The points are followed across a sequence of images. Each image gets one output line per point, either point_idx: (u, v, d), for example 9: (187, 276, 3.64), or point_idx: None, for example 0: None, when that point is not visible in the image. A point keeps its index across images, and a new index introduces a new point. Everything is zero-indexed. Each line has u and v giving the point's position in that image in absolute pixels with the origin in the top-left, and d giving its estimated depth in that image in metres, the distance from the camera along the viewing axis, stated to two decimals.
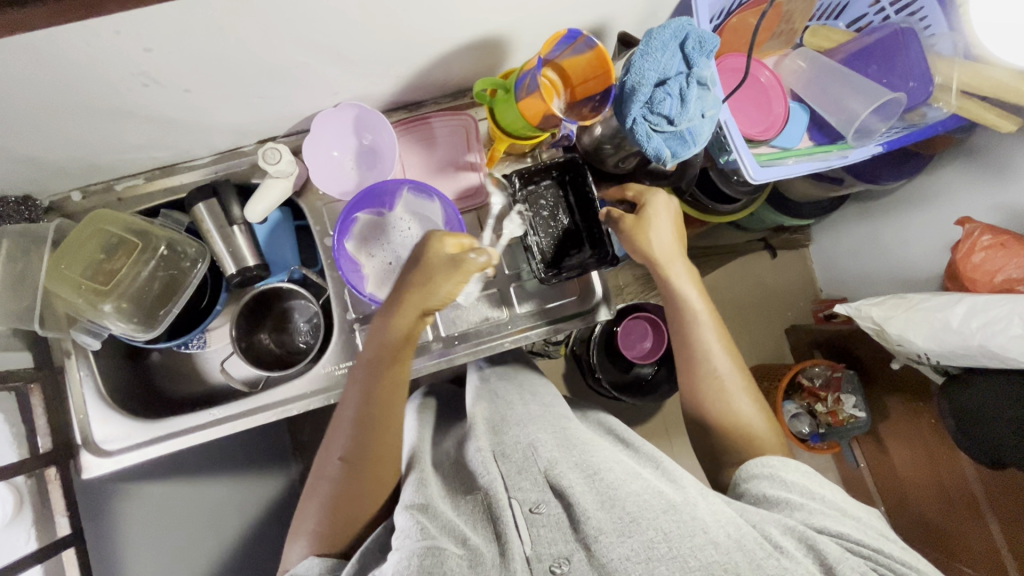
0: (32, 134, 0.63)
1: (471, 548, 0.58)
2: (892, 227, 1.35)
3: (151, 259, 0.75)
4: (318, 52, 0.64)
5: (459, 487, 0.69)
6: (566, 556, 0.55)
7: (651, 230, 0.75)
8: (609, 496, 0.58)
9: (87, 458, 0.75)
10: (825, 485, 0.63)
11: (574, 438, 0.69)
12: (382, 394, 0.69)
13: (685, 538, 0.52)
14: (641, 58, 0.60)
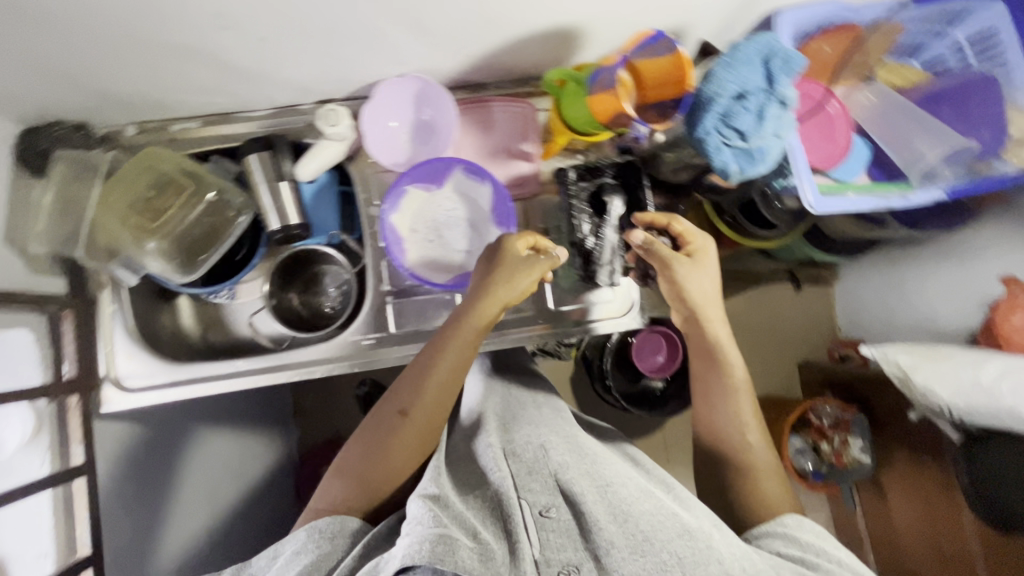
0: (103, 62, 0.63)
1: (482, 543, 0.56)
2: (926, 276, 1.33)
3: (198, 205, 0.75)
4: (398, 19, 0.63)
5: (471, 481, 0.69)
6: (575, 564, 0.56)
7: (699, 277, 0.75)
8: (623, 514, 0.59)
9: (109, 391, 0.76)
10: (837, 547, 0.64)
11: (583, 446, 0.71)
12: (457, 370, 0.71)
13: (697, 566, 0.53)
14: (722, 69, 0.60)
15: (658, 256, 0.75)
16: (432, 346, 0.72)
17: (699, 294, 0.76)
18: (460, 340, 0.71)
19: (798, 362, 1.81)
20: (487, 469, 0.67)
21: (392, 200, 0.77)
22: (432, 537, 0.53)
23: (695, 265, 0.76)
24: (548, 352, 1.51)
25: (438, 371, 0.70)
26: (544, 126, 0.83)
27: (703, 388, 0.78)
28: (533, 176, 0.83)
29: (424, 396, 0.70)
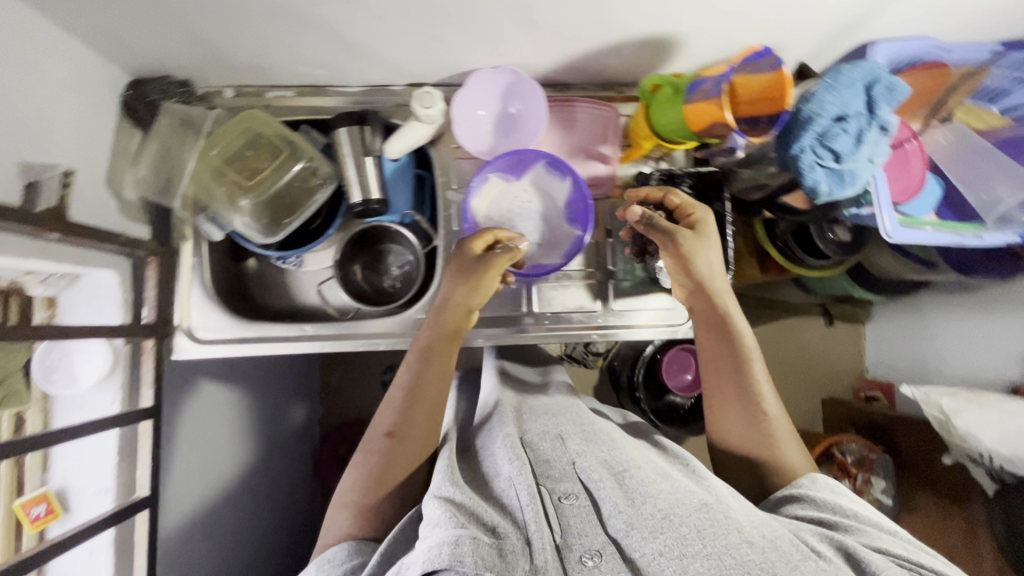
0: (226, 23, 0.66)
1: (500, 538, 0.53)
2: (966, 323, 1.33)
3: (291, 169, 0.78)
4: (512, 11, 0.66)
5: (483, 478, 0.66)
6: (596, 549, 0.53)
7: (706, 251, 0.71)
8: (636, 499, 0.55)
9: (182, 340, 0.78)
10: (855, 502, 0.61)
11: (599, 433, 0.69)
12: (439, 378, 0.72)
13: (718, 536, 0.49)
14: (825, 91, 0.61)
15: (658, 233, 0.72)
16: (412, 358, 0.73)
17: (711, 271, 0.72)
18: (445, 340, 0.73)
19: (824, 397, 1.79)
20: (502, 455, 0.66)
21: (474, 185, 0.78)
22: (450, 538, 0.50)
23: (701, 237, 0.72)
24: (576, 359, 1.52)
25: (421, 380, 0.71)
26: (624, 131, 0.85)
27: (713, 372, 0.72)
28: (609, 177, 0.85)
29: (412, 408, 0.69)
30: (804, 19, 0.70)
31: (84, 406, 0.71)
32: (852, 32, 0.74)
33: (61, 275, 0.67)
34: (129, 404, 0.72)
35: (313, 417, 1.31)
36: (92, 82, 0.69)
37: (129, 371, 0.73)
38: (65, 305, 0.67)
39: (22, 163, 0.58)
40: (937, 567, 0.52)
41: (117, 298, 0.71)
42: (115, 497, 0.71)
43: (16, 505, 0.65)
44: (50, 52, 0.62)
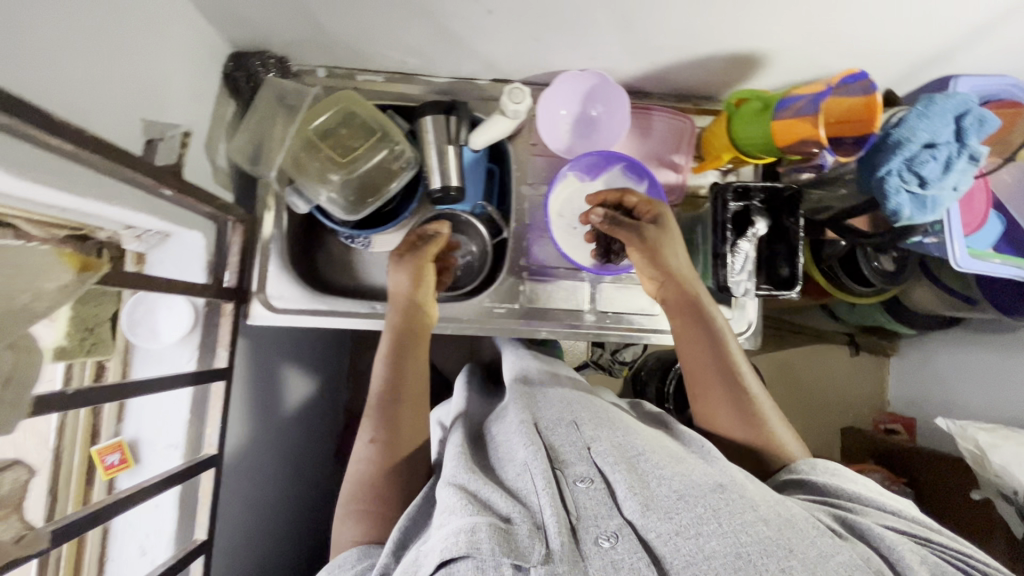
0: (341, 7, 0.69)
1: (514, 523, 0.52)
2: (999, 363, 1.34)
3: (380, 151, 0.80)
4: (617, 17, 0.68)
5: (494, 462, 0.64)
6: (613, 531, 0.52)
7: (672, 244, 0.76)
8: (650, 481, 0.55)
9: (256, 307, 0.80)
10: (856, 482, 0.62)
11: (614, 419, 0.67)
12: (407, 368, 0.74)
13: (736, 514, 0.50)
14: (916, 118, 0.63)
15: (625, 231, 0.76)
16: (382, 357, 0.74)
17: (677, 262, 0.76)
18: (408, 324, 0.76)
19: (842, 427, 1.74)
20: (518, 438, 0.64)
21: (552, 182, 0.81)
22: (467, 526, 0.49)
23: (665, 230, 0.77)
24: (602, 367, 1.52)
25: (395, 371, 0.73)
26: (698, 142, 0.87)
27: (694, 364, 0.74)
28: (679, 186, 0.87)
29: (390, 406, 0.70)
30: (892, 46, 0.72)
31: (161, 359, 0.73)
32: (936, 64, 0.76)
33: (155, 233, 0.72)
34: (204, 364, 0.74)
35: (341, 401, 1.32)
36: (201, 50, 0.72)
37: (206, 332, 0.74)
38: (153, 261, 0.74)
39: (145, 120, 0.61)
40: (936, 538, 0.53)
41: (201, 259, 0.74)
42: (183, 453, 0.72)
43: (95, 451, 0.69)
44: (173, 17, 0.65)
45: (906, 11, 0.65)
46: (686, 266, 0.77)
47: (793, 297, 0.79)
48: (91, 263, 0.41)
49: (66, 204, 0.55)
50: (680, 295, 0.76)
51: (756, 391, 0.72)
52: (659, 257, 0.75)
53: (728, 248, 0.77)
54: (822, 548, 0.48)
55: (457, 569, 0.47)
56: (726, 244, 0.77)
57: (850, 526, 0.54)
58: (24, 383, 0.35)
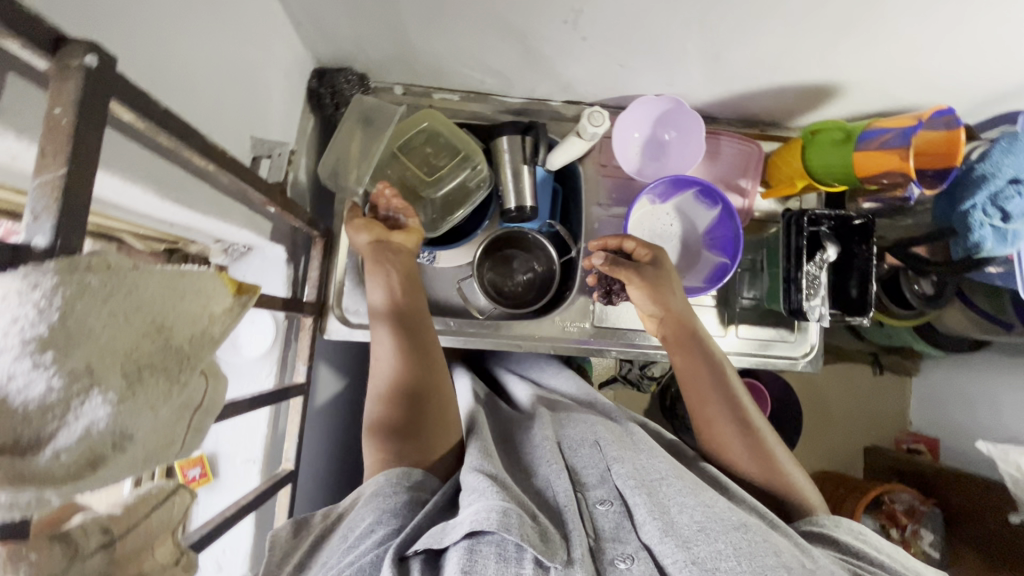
0: (437, 29, 0.70)
1: (540, 522, 0.52)
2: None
3: (461, 171, 0.81)
4: (707, 46, 0.70)
5: (523, 470, 0.65)
6: (631, 553, 0.52)
7: (667, 291, 0.77)
8: (671, 508, 0.55)
9: (331, 322, 0.80)
10: (879, 550, 0.60)
11: (638, 443, 0.68)
12: (422, 363, 0.69)
13: (756, 557, 0.49)
14: (1001, 153, 0.64)
15: (625, 269, 0.77)
16: (389, 352, 0.69)
17: (674, 305, 0.78)
18: (416, 325, 0.72)
19: (866, 445, 1.74)
20: (541, 456, 0.65)
21: (630, 205, 0.82)
22: (498, 506, 0.49)
23: (661, 271, 0.78)
24: (631, 382, 1.53)
25: (404, 363, 0.68)
26: (765, 167, 0.89)
27: (696, 394, 0.75)
28: (745, 210, 0.88)
29: (412, 400, 0.65)
30: (969, 82, 0.75)
31: (241, 374, 0.72)
32: (1008, 100, 0.78)
33: (240, 247, 0.72)
34: (281, 378, 0.74)
35: None
36: (292, 67, 0.73)
37: (284, 347, 0.74)
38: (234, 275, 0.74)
39: (252, 137, 0.62)
40: None
41: (282, 273, 0.75)
42: (261, 470, 0.72)
43: (177, 464, 0.67)
44: (274, 34, 0.65)
45: (992, 49, 0.67)
46: (681, 304, 0.79)
47: (866, 322, 0.80)
48: (246, 286, 0.38)
49: (179, 220, 0.56)
50: (679, 335, 0.77)
51: (758, 422, 0.73)
52: (658, 295, 0.77)
53: (802, 273, 0.78)
54: None
55: (480, 549, 0.48)
56: (801, 269, 0.78)
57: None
58: (209, 408, 0.35)
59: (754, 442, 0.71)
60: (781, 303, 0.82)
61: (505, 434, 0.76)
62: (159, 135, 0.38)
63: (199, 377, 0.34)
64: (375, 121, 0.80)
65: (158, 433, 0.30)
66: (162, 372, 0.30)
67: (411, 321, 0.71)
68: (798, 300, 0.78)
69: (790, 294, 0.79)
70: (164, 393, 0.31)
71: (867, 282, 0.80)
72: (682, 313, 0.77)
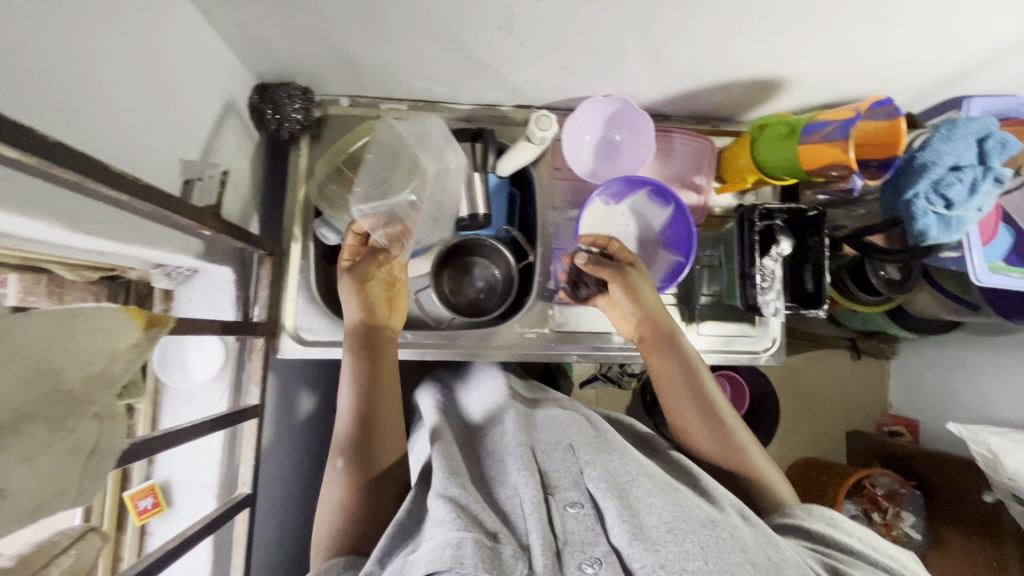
0: (373, 41, 0.68)
1: (499, 543, 0.51)
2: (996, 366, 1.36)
3: (410, 181, 0.80)
4: (647, 45, 0.69)
5: (489, 481, 0.63)
6: (598, 557, 0.51)
7: (645, 289, 0.77)
8: (640, 510, 0.54)
9: (285, 341, 0.78)
10: (854, 535, 0.60)
11: (610, 442, 0.67)
12: (379, 389, 0.68)
13: (723, 555, 0.49)
14: (941, 141, 0.65)
15: (607, 270, 0.77)
16: (352, 395, 0.67)
17: (649, 304, 0.77)
18: (384, 365, 0.70)
19: (848, 430, 1.72)
20: (510, 463, 0.63)
21: (582, 207, 0.82)
22: (452, 540, 0.49)
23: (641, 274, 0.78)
24: (611, 380, 1.52)
25: (368, 398, 0.67)
26: (719, 163, 0.88)
27: (673, 396, 0.74)
28: (701, 206, 0.88)
29: (370, 430, 0.66)
30: (913, 71, 0.74)
31: (192, 400, 0.71)
32: (954, 86, 0.78)
33: (185, 270, 0.70)
34: (234, 401, 0.72)
35: None
36: (228, 84, 0.71)
37: (236, 368, 0.73)
38: (181, 299, 0.73)
39: (181, 160, 0.61)
40: None
41: (231, 295, 0.74)
42: (217, 495, 0.71)
43: (128, 496, 0.66)
44: (202, 51, 0.64)
45: (930, 39, 0.67)
46: (658, 305, 0.78)
47: (820, 314, 0.80)
48: (156, 318, 0.40)
49: (109, 250, 0.54)
50: (658, 333, 0.76)
51: (734, 421, 0.73)
52: (636, 295, 0.76)
53: (756, 268, 0.78)
54: None
55: None
56: (754, 264, 0.78)
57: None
58: (108, 451, 0.35)
59: (731, 445, 0.70)
60: (738, 299, 0.82)
61: (472, 442, 0.73)
62: (52, 170, 0.37)
63: (93, 420, 0.34)
64: (394, 180, 0.78)
65: (46, 483, 0.30)
66: (42, 420, 0.30)
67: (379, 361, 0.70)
68: (752, 295, 0.78)
69: (746, 289, 0.79)
70: (50, 441, 0.31)
71: (821, 274, 0.79)
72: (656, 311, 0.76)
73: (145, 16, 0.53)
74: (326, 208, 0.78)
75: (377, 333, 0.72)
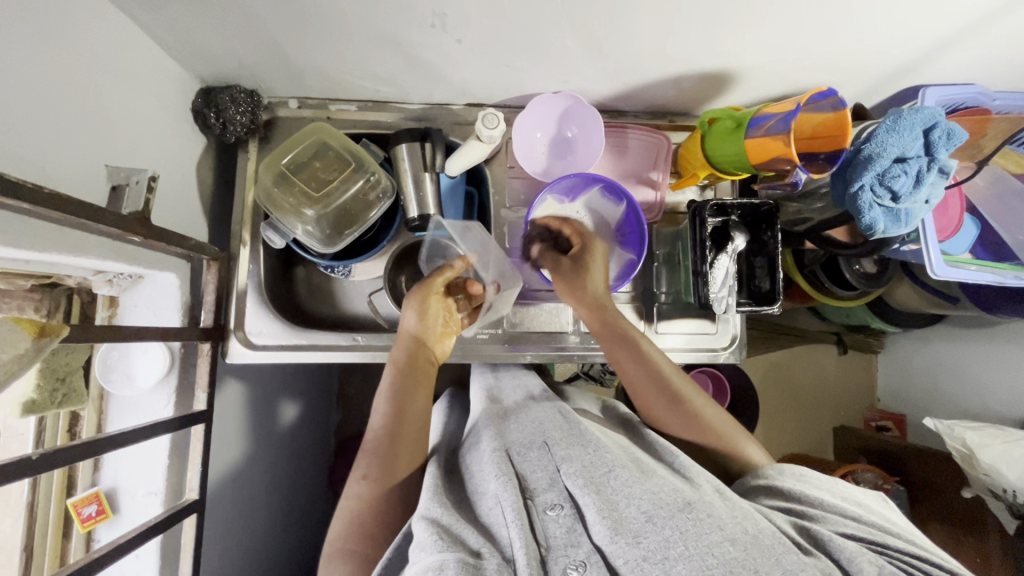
0: (308, 41, 0.68)
1: (482, 559, 0.49)
2: (970, 357, 1.33)
3: (356, 181, 0.80)
4: (586, 40, 0.68)
5: (470, 499, 0.62)
6: (582, 560, 0.50)
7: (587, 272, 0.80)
8: (618, 502, 0.53)
9: (236, 344, 0.79)
10: (821, 488, 0.59)
11: (584, 433, 0.65)
12: (408, 401, 0.72)
13: (702, 536, 0.47)
14: (886, 132, 0.63)
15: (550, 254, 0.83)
16: (384, 418, 0.70)
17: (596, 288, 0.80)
18: (417, 396, 0.73)
19: (835, 425, 1.68)
20: (487, 471, 0.62)
21: (532, 205, 0.81)
22: (434, 563, 0.47)
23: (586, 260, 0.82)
24: (593, 378, 1.49)
25: (395, 413, 0.71)
26: (674, 159, 0.88)
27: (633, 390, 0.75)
28: (658, 203, 0.88)
29: (394, 442, 0.68)
30: (861, 62, 0.73)
31: (138, 406, 0.71)
32: (908, 75, 0.77)
33: (127, 277, 0.69)
34: (182, 406, 0.73)
35: (329, 424, 1.29)
36: (167, 88, 0.71)
37: (183, 374, 0.73)
38: (126, 305, 0.71)
39: (109, 166, 0.60)
40: (904, 548, 0.50)
41: (176, 300, 0.72)
42: (165, 501, 0.71)
43: (71, 504, 0.67)
44: (131, 55, 0.63)
45: (873, 29, 0.65)
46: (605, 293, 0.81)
47: (775, 312, 0.79)
48: (49, 326, 0.39)
49: (31, 259, 0.54)
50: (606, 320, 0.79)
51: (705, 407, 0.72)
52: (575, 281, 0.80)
53: (707, 265, 0.77)
54: (787, 567, 0.46)
55: None
56: (706, 262, 0.77)
57: (812, 538, 0.51)
58: None
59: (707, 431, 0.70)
60: (692, 296, 0.81)
61: (450, 460, 0.73)
62: None
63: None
64: (375, 205, 0.81)
65: None
66: None
67: (415, 390, 0.73)
68: (704, 293, 0.77)
69: (698, 287, 0.78)
70: None
71: (775, 271, 0.78)
72: (602, 295, 0.80)
73: (61, 21, 0.53)
74: (270, 210, 0.77)
75: (415, 360, 0.75)
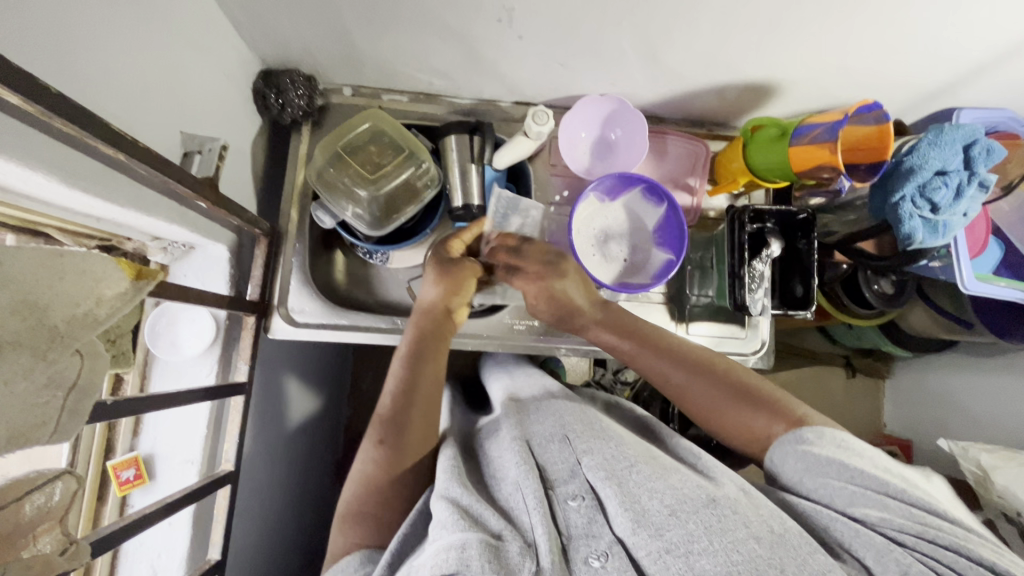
0: (375, 31, 0.70)
1: (507, 539, 0.51)
2: (980, 384, 1.34)
3: (407, 168, 0.82)
4: (641, 45, 0.71)
5: (489, 481, 0.63)
6: (604, 550, 0.51)
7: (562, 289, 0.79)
8: (640, 495, 0.52)
9: (278, 320, 0.80)
10: (862, 460, 0.56)
11: (606, 429, 0.65)
12: (423, 357, 0.73)
13: (727, 532, 0.48)
14: (928, 146, 0.66)
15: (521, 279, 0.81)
16: (398, 381, 0.71)
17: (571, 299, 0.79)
18: (419, 412, 0.69)
19: None
20: (507, 456, 0.63)
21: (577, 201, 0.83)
22: (456, 543, 0.48)
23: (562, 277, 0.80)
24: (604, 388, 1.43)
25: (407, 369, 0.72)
26: (711, 166, 0.91)
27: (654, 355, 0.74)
28: (693, 208, 0.90)
29: (407, 406, 0.69)
30: (901, 82, 0.76)
31: (181, 374, 0.72)
32: (942, 97, 0.80)
33: (181, 245, 0.71)
34: (223, 376, 0.73)
35: (339, 417, 1.27)
36: (234, 67, 0.73)
37: (226, 345, 0.74)
38: (177, 274, 0.73)
39: (183, 133, 0.63)
40: (943, 543, 0.48)
41: (225, 271, 0.73)
42: (200, 470, 0.70)
43: (110, 466, 0.68)
44: (209, 32, 0.66)
45: (916, 51, 0.69)
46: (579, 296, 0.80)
47: (808, 317, 0.81)
48: (145, 271, 0.41)
49: (106, 216, 0.56)
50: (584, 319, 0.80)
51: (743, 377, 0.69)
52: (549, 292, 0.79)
53: (745, 268, 0.79)
54: (814, 569, 0.46)
55: None
56: (744, 265, 0.79)
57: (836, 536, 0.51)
58: (87, 392, 0.37)
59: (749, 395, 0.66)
60: (727, 299, 0.83)
61: (466, 439, 0.76)
62: (54, 123, 0.38)
63: (75, 356, 0.37)
64: (421, 192, 0.83)
65: (20, 410, 0.33)
66: (26, 348, 0.33)
67: (417, 406, 0.69)
68: (741, 295, 0.80)
69: (735, 289, 0.81)
70: (29, 368, 0.33)
71: (809, 278, 0.80)
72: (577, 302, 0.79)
73: None
74: (323, 191, 0.79)
75: (425, 350, 0.73)
